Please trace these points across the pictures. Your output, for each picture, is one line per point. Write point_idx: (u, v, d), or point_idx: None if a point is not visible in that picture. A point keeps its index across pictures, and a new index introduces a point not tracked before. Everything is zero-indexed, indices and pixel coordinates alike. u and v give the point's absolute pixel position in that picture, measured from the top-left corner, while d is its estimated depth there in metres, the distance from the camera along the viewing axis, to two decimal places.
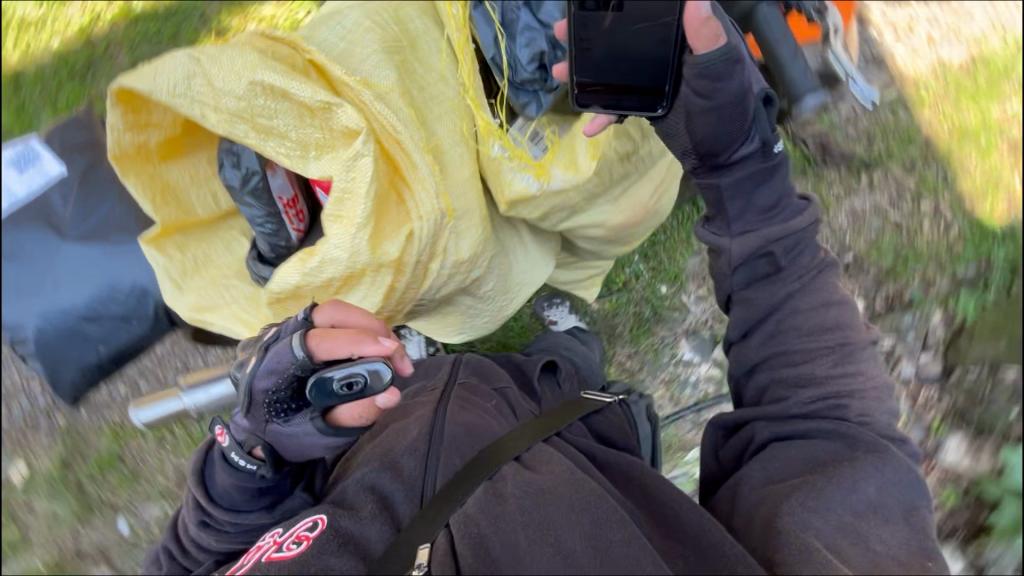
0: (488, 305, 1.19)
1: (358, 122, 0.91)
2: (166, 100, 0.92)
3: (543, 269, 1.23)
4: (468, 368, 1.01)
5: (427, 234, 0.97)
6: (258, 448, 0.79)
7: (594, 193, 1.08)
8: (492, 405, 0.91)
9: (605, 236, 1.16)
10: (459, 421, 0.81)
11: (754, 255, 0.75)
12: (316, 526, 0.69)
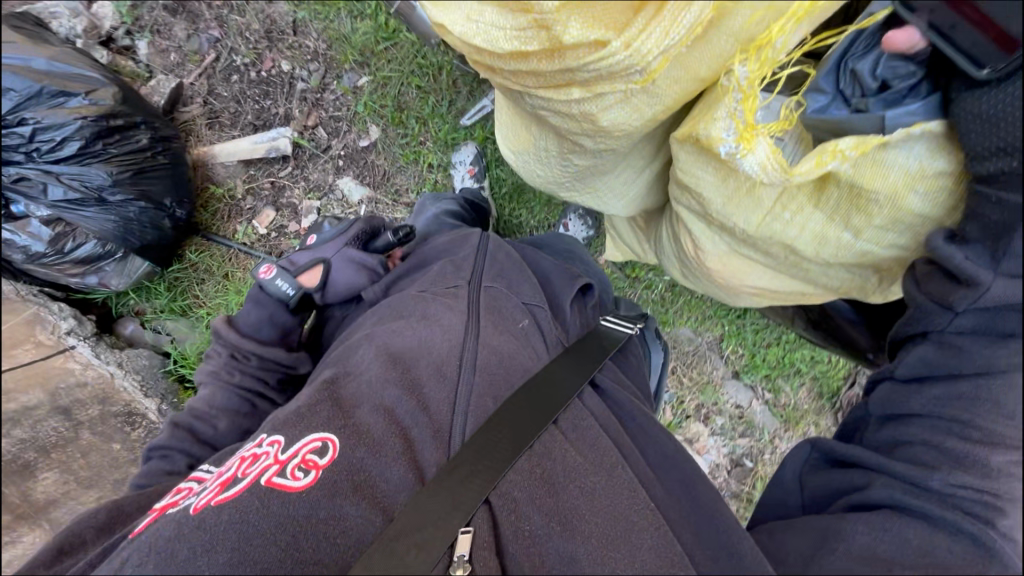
0: (547, 170, 0.80)
1: None
2: None
3: (618, 196, 0.85)
4: (496, 269, 0.81)
5: (492, 30, 0.48)
6: (309, 275, 0.83)
7: (774, 252, 0.68)
8: (524, 322, 0.73)
9: (693, 256, 0.81)
10: (496, 350, 0.65)
11: (1011, 305, 0.46)
12: (330, 446, 0.52)
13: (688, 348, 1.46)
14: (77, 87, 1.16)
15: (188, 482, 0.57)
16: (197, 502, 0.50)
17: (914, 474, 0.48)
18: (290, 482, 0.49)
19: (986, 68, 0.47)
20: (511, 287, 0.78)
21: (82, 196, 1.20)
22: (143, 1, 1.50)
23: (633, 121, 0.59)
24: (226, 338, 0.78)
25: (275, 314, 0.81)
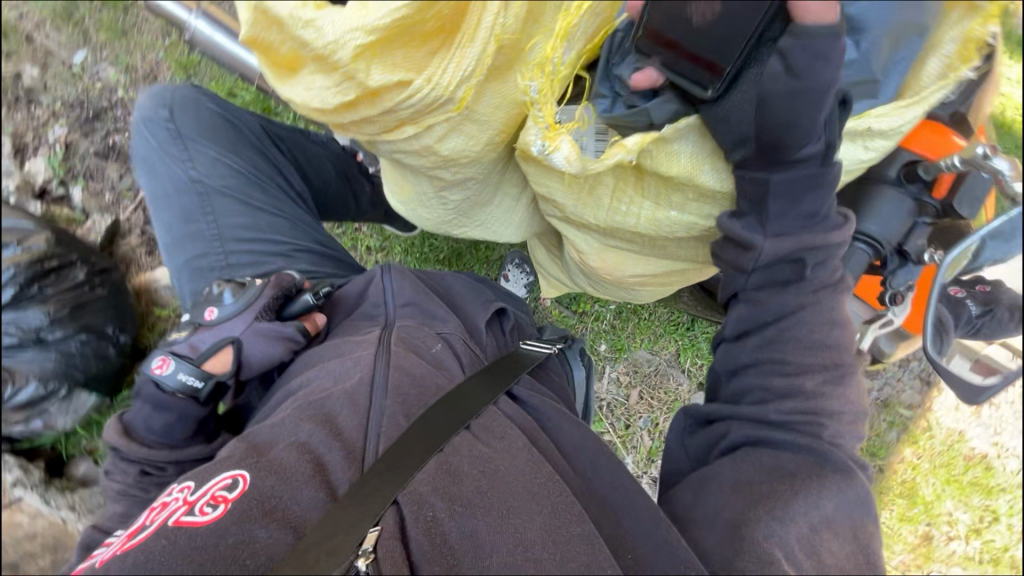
0: (437, 211, 0.88)
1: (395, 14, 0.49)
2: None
3: (508, 223, 0.93)
4: (405, 299, 0.73)
5: (320, 94, 0.58)
6: (215, 358, 0.73)
7: (633, 241, 0.77)
8: (437, 343, 0.67)
9: (580, 260, 0.89)
10: (406, 379, 0.60)
11: (781, 260, 0.60)
12: (237, 480, 0.50)
13: (652, 369, 1.51)
14: (11, 237, 1.24)
15: (110, 541, 0.55)
16: (105, 557, 0.48)
17: (759, 414, 0.60)
18: (196, 521, 0.47)
19: (709, 88, 0.57)
20: (424, 315, 0.72)
21: (18, 339, 1.23)
22: (74, 152, 1.58)
23: (477, 143, 0.67)
24: (131, 453, 0.69)
25: (187, 411, 0.71)
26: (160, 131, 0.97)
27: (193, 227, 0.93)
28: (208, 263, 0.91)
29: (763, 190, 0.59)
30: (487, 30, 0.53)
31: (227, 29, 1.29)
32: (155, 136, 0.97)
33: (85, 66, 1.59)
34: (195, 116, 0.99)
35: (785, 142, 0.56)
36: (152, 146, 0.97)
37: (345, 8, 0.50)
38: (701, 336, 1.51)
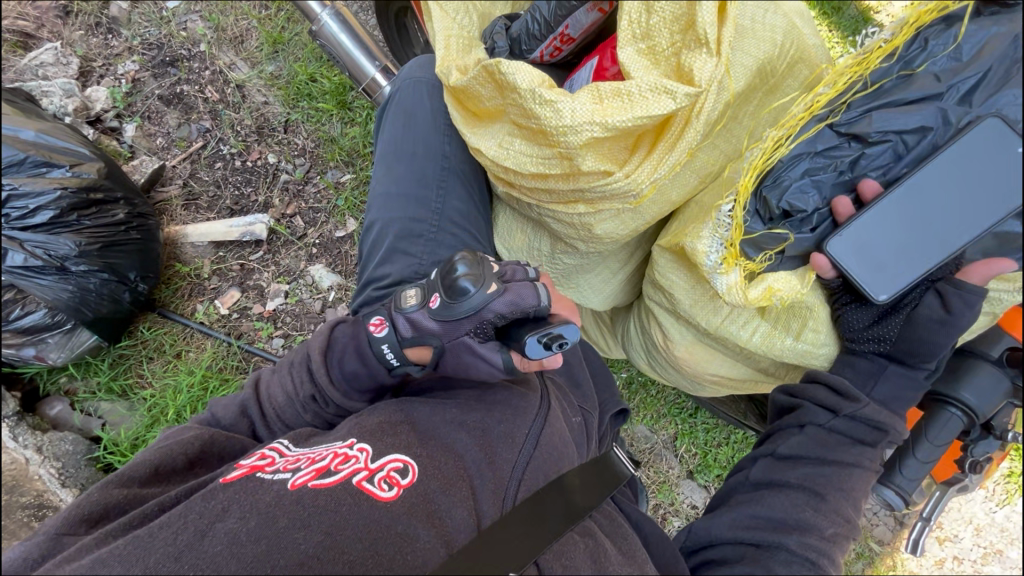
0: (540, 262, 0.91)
1: (630, 122, 0.55)
2: (658, 28, 0.58)
3: (602, 291, 0.94)
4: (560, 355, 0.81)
5: (521, 159, 0.64)
6: (421, 350, 0.71)
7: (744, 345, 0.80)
8: (578, 418, 0.73)
9: (665, 347, 0.90)
10: (558, 441, 0.64)
11: (867, 422, 0.69)
12: (411, 468, 0.54)
13: (649, 448, 1.50)
14: (63, 160, 1.23)
15: (268, 451, 0.58)
16: (294, 478, 0.51)
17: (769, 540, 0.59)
18: (378, 493, 0.51)
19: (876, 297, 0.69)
20: (569, 380, 0.78)
21: (44, 264, 1.22)
22: (139, 90, 1.59)
23: (624, 232, 0.72)
24: (317, 374, 0.70)
25: (375, 374, 0.71)
26: (434, 96, 0.91)
27: (422, 196, 0.88)
28: (419, 231, 0.86)
29: (878, 370, 0.72)
30: (687, 145, 0.58)
31: (352, 31, 1.39)
32: (420, 96, 0.91)
33: (175, 13, 1.65)
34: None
35: (918, 353, 0.70)
36: (421, 104, 0.91)
37: (581, 99, 0.57)
38: (702, 428, 1.52)
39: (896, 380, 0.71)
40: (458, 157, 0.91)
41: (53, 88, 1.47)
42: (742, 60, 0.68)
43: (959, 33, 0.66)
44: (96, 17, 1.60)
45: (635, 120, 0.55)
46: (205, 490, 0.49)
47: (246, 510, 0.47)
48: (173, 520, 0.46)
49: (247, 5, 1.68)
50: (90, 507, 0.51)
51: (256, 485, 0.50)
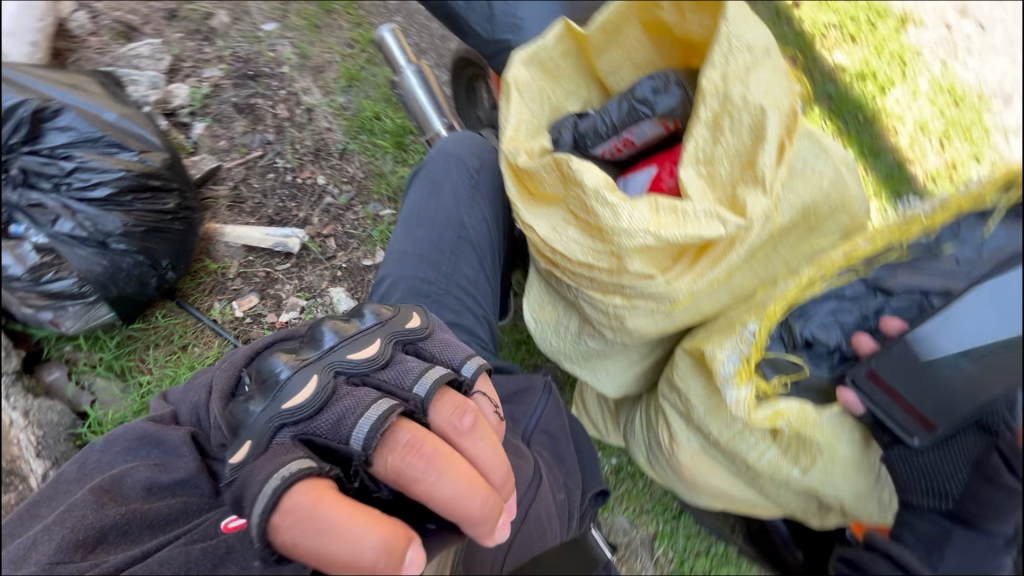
0: (563, 339, 0.94)
1: (682, 236, 0.59)
2: (721, 158, 0.64)
3: (618, 379, 0.96)
4: (550, 427, 0.80)
5: (573, 246, 0.68)
6: None
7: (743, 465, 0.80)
8: (562, 493, 0.75)
9: (670, 447, 0.90)
10: (541, 516, 0.69)
11: None
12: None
13: (626, 543, 1.44)
14: (134, 145, 1.33)
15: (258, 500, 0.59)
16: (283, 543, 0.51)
17: None
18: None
19: (917, 438, 0.69)
20: (554, 455, 0.78)
21: (86, 235, 1.28)
22: (217, 94, 1.70)
23: (655, 329, 0.73)
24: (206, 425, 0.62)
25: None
26: (460, 171, 1.02)
27: (435, 260, 0.95)
28: (426, 291, 0.92)
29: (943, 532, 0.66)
30: (728, 265, 0.63)
31: (429, 89, 1.51)
32: (455, 171, 1.01)
33: (268, 35, 1.80)
34: (494, 183, 1.04)
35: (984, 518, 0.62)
36: (447, 179, 1.01)
37: (641, 207, 0.61)
38: (683, 534, 1.48)
39: (963, 547, 0.64)
40: (475, 228, 0.99)
41: (142, 79, 1.63)
42: (790, 200, 0.73)
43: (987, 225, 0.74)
44: (197, 25, 1.76)
45: (687, 235, 0.59)
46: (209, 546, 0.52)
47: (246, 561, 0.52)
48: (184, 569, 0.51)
49: (334, 42, 1.83)
50: (86, 532, 0.54)
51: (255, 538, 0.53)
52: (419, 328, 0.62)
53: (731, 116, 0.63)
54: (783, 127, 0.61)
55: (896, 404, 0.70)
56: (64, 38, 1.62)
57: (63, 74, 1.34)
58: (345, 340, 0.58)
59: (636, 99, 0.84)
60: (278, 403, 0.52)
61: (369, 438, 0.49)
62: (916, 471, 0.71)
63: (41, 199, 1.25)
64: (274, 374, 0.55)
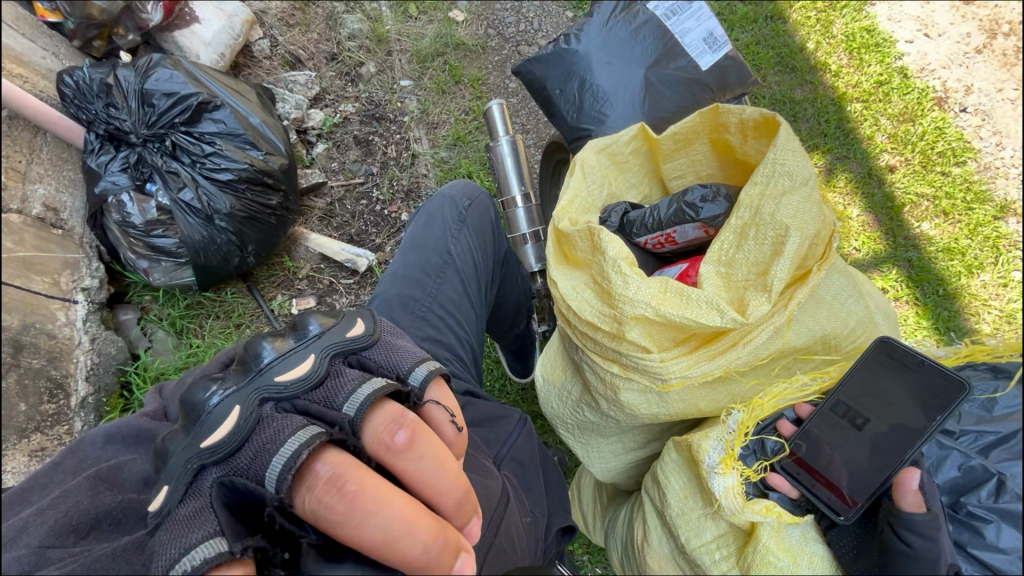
0: (562, 404, 0.97)
1: (685, 315, 0.64)
2: (738, 260, 0.69)
3: (608, 460, 0.95)
4: (518, 454, 0.86)
5: (586, 305, 0.73)
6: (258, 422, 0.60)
7: None
8: (530, 517, 0.78)
9: (643, 546, 0.84)
10: (511, 531, 0.71)
11: None
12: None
13: None
14: (263, 147, 1.56)
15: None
16: None
17: None
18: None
19: (841, 515, 0.65)
20: (522, 480, 0.83)
21: (200, 208, 1.51)
22: (344, 126, 1.98)
23: (647, 411, 0.75)
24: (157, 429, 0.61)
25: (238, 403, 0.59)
26: (451, 209, 1.16)
27: (422, 281, 1.08)
28: (411, 307, 1.05)
29: None
30: (724, 362, 0.68)
31: (517, 159, 1.66)
32: (451, 210, 1.16)
33: (402, 89, 2.06)
34: (482, 219, 1.18)
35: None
36: (439, 215, 1.16)
37: (649, 283, 0.67)
38: None
39: None
40: (459, 256, 1.12)
41: (290, 100, 1.89)
42: (806, 324, 0.75)
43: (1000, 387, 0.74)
44: (349, 69, 2.07)
45: (697, 317, 0.64)
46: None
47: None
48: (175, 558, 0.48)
49: (454, 107, 2.06)
50: (80, 518, 0.51)
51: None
52: (363, 335, 0.60)
53: (758, 228, 0.68)
54: (802, 250, 0.67)
55: (818, 482, 0.68)
56: (245, 56, 1.96)
57: (233, 81, 1.63)
58: (278, 361, 0.53)
59: (685, 202, 0.90)
60: (199, 439, 0.49)
61: (280, 480, 0.45)
62: (852, 547, 0.66)
63: (178, 168, 1.51)
64: (199, 406, 0.50)
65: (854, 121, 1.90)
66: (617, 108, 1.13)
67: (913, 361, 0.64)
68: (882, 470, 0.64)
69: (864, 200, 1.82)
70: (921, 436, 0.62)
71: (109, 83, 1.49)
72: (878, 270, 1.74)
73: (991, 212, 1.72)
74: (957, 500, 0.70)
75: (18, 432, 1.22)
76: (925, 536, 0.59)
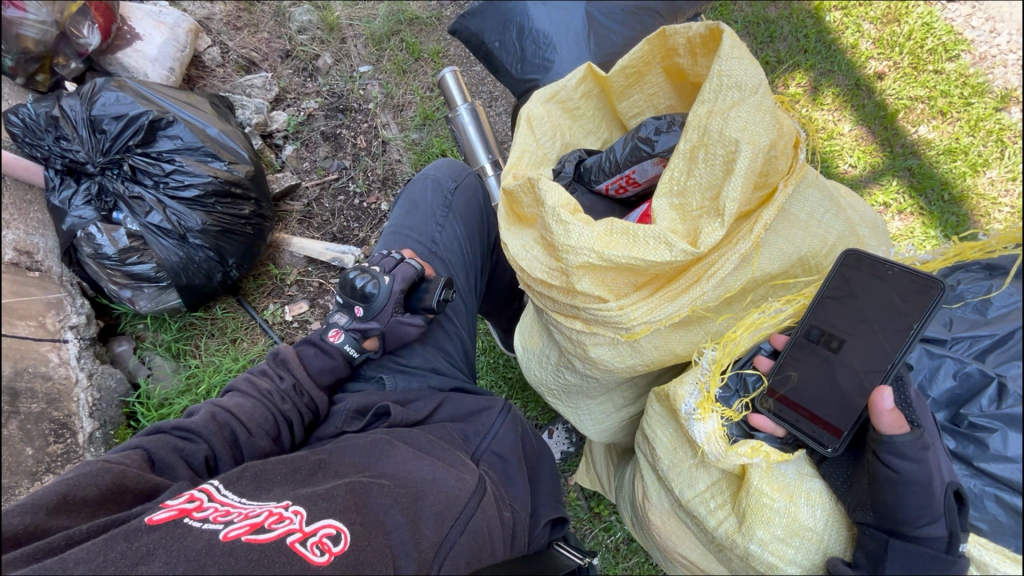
0: (543, 370, 0.92)
1: (631, 256, 0.60)
2: (690, 187, 0.63)
3: (600, 420, 0.91)
4: (500, 447, 0.79)
5: (536, 262, 0.68)
6: (370, 340, 0.86)
7: (707, 539, 0.70)
8: (509, 511, 0.71)
9: (644, 503, 0.80)
10: (484, 527, 0.64)
11: None
12: (344, 535, 0.54)
13: None
14: (225, 156, 1.50)
15: (198, 492, 0.57)
16: (227, 530, 0.51)
17: None
18: (308, 557, 0.51)
19: (829, 447, 0.60)
20: (501, 475, 0.77)
21: (170, 228, 1.47)
22: (309, 123, 1.92)
23: (620, 365, 0.71)
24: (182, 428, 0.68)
25: (337, 369, 0.83)
26: (436, 192, 1.11)
27: None
28: None
29: (881, 550, 0.56)
30: (688, 300, 0.63)
31: (480, 126, 1.59)
32: (435, 194, 1.10)
33: (362, 76, 1.98)
34: (469, 203, 1.12)
35: (898, 516, 0.55)
36: (424, 199, 1.10)
37: (593, 227, 0.62)
38: None
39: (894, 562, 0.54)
40: (445, 244, 1.06)
41: (249, 104, 1.83)
42: (779, 248, 0.69)
43: (991, 288, 0.67)
44: (305, 64, 1.99)
45: (647, 255, 0.60)
46: (126, 528, 0.50)
47: (173, 556, 0.48)
48: (89, 559, 0.46)
49: (418, 84, 1.97)
50: None
51: (182, 533, 0.50)
52: None
53: (707, 148, 0.62)
54: (757, 166, 0.61)
55: (801, 416, 0.63)
56: (197, 66, 1.88)
57: (183, 93, 1.57)
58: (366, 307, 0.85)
59: (639, 138, 0.85)
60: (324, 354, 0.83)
61: None
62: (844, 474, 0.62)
63: (141, 192, 1.47)
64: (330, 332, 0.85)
65: (836, 31, 1.78)
66: (564, 52, 1.05)
67: (883, 268, 0.60)
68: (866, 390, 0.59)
69: (856, 112, 1.71)
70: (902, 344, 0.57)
71: (55, 115, 1.44)
72: (878, 185, 1.64)
73: (992, 104, 1.61)
74: (956, 413, 0.65)
75: (29, 476, 1.24)
76: (911, 459, 0.53)
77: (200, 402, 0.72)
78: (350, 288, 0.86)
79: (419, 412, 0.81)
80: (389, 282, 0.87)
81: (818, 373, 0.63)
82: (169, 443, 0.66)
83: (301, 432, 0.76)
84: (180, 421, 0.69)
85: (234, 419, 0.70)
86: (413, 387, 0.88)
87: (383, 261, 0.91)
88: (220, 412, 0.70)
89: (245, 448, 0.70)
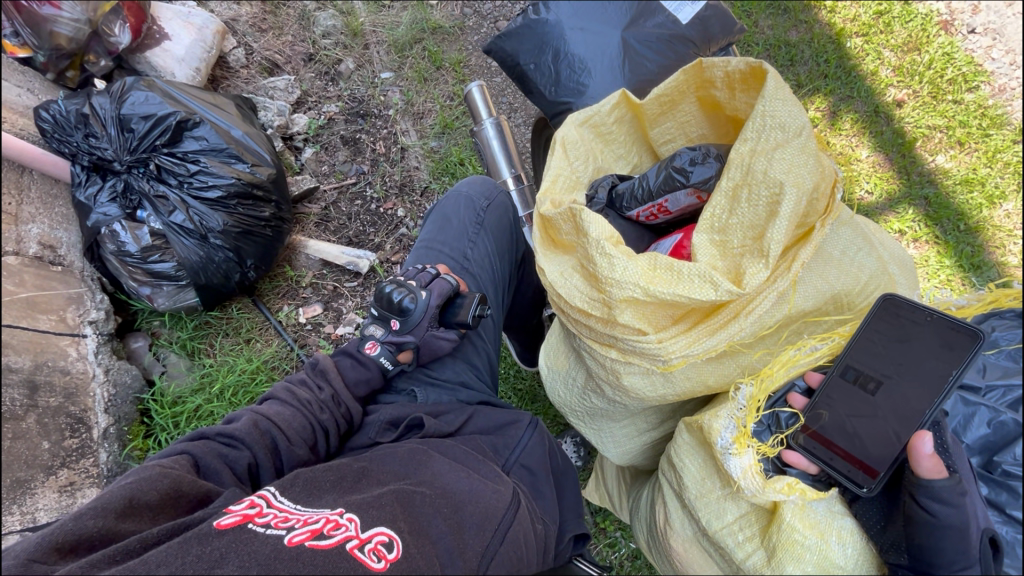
0: (568, 391, 0.93)
1: (675, 292, 0.61)
2: (732, 226, 0.64)
3: (622, 442, 0.92)
4: (529, 461, 0.81)
5: (576, 291, 0.70)
6: (404, 353, 0.88)
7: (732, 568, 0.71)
8: (542, 524, 0.72)
9: (667, 528, 0.81)
10: (520, 539, 0.65)
11: None
12: (398, 543, 0.56)
13: None
14: (249, 159, 1.52)
15: (257, 497, 0.60)
16: (291, 536, 0.53)
17: None
18: (368, 564, 0.53)
19: (865, 487, 0.61)
20: (532, 488, 0.78)
21: (193, 228, 1.49)
22: (329, 127, 1.94)
23: (653, 394, 0.73)
24: (227, 434, 0.70)
25: (371, 381, 0.86)
26: (468, 209, 1.12)
27: None
28: None
29: None
30: (726, 336, 0.64)
31: (503, 139, 1.61)
32: (467, 210, 1.12)
33: (383, 82, 2.00)
34: (500, 221, 1.14)
35: (933, 556, 0.56)
36: (457, 215, 1.12)
37: (637, 261, 0.64)
38: None
39: None
40: (475, 261, 1.08)
41: (272, 107, 1.85)
42: (814, 287, 0.71)
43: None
44: (328, 68, 2.02)
45: (691, 291, 0.61)
46: (198, 532, 0.52)
47: (245, 559, 0.50)
48: (170, 562, 0.49)
49: (438, 93, 1.99)
50: (64, 536, 0.53)
51: (249, 538, 0.52)
52: None
53: (750, 188, 0.63)
54: (800, 208, 0.62)
55: (835, 454, 0.64)
56: (221, 67, 1.91)
57: (209, 94, 1.59)
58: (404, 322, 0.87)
59: (674, 167, 0.86)
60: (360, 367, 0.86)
61: None
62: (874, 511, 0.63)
63: (166, 191, 1.49)
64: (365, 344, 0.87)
65: (856, 57, 1.79)
66: (595, 75, 1.07)
67: (919, 314, 0.61)
68: (902, 433, 0.60)
69: (874, 139, 1.72)
70: (940, 391, 0.59)
71: (85, 112, 1.46)
72: (894, 213, 1.65)
73: (1009, 136, 1.62)
74: (988, 459, 0.67)
75: (45, 470, 1.22)
76: (949, 502, 0.55)
77: (241, 410, 0.74)
78: (387, 301, 0.88)
79: (451, 424, 0.82)
80: (426, 296, 0.88)
81: (852, 413, 0.64)
82: (215, 450, 0.68)
83: (336, 440, 0.79)
84: (224, 428, 0.71)
85: (275, 427, 0.73)
86: (443, 400, 0.90)
87: (420, 275, 0.93)
88: (261, 420, 0.73)
89: (285, 455, 0.72)
